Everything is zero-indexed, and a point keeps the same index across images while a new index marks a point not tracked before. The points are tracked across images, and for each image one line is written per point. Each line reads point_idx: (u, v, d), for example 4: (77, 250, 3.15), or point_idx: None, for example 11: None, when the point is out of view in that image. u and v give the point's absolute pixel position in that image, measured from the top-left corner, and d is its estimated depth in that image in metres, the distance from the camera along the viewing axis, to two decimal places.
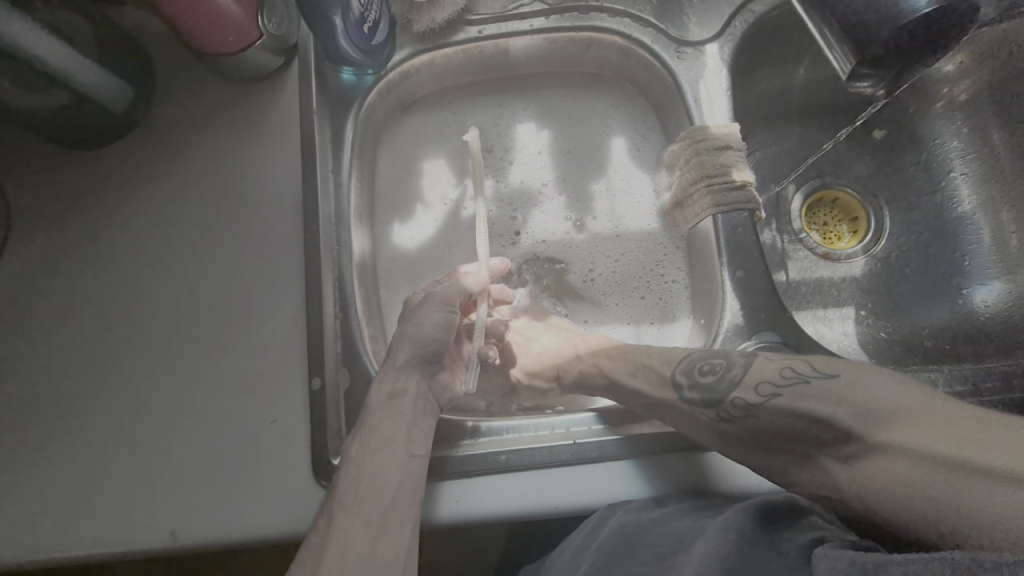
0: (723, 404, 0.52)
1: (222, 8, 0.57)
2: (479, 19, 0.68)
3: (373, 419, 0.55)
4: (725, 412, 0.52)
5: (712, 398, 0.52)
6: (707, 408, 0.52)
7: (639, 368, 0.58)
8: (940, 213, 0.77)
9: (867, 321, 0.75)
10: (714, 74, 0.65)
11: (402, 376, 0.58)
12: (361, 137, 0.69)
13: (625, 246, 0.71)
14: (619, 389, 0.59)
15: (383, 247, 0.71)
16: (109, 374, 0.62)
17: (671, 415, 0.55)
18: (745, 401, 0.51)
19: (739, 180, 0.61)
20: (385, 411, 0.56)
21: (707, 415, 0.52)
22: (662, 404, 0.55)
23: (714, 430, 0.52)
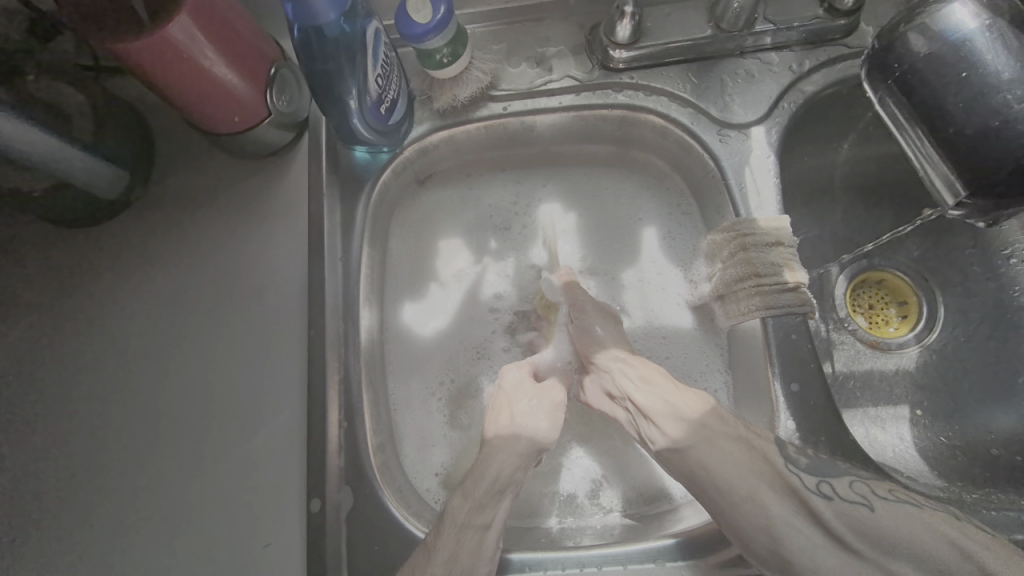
0: (834, 482, 0.46)
1: (227, 89, 0.53)
2: (504, 96, 0.64)
3: (483, 496, 0.50)
4: (839, 491, 0.46)
5: (822, 473, 0.47)
6: (811, 480, 0.47)
7: (706, 406, 0.52)
8: (999, 303, 0.66)
9: (923, 422, 0.66)
10: (760, 159, 0.60)
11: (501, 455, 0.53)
12: (373, 220, 0.64)
13: (658, 350, 0.64)
14: (667, 407, 0.52)
15: (393, 334, 0.65)
16: (84, 481, 0.55)
17: (724, 453, 0.47)
18: (864, 491, 0.46)
19: (791, 281, 0.56)
20: (495, 497, 0.51)
21: (801, 479, 0.46)
22: (716, 440, 0.48)
23: (788, 489, 0.46)
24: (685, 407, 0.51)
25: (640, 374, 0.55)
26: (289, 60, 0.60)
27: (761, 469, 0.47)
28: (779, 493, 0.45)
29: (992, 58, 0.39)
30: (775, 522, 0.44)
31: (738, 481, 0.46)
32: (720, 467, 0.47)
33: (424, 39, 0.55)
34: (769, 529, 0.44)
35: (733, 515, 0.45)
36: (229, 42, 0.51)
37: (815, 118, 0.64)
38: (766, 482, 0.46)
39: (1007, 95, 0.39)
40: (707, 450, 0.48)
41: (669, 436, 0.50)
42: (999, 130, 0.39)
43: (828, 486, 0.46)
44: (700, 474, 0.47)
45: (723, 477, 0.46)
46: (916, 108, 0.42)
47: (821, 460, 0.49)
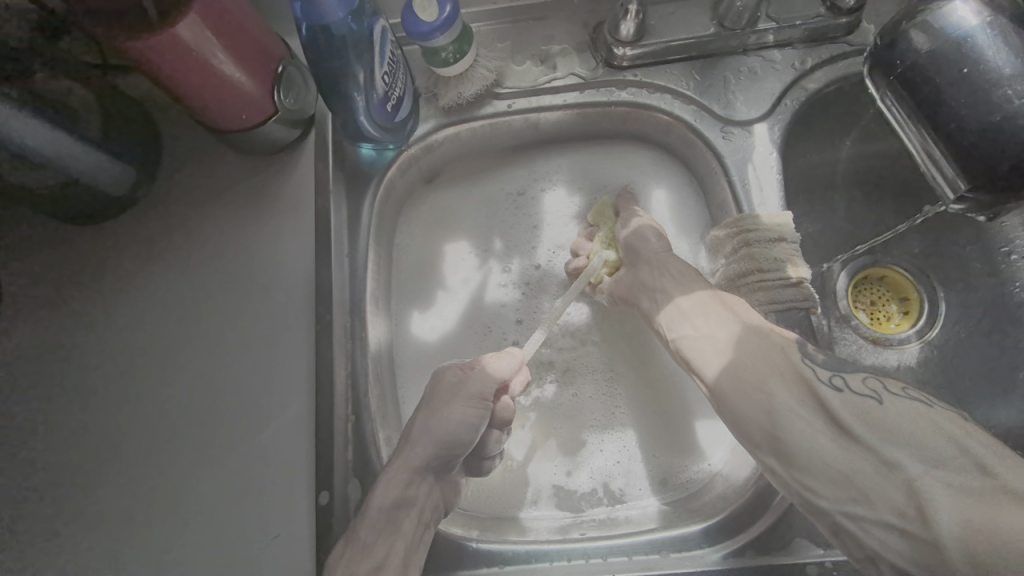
0: (847, 376, 0.47)
1: (234, 86, 0.53)
2: (509, 93, 0.64)
3: (368, 533, 0.50)
4: (851, 384, 0.46)
5: (837, 368, 0.48)
6: (825, 373, 0.47)
7: (739, 303, 0.54)
8: (999, 298, 0.67)
9: None
10: (763, 156, 0.61)
11: (402, 482, 0.52)
12: (380, 217, 0.65)
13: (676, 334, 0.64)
14: (698, 300, 0.55)
15: (398, 329, 0.66)
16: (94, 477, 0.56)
17: (744, 342, 0.50)
18: (877, 386, 0.46)
19: (794, 276, 0.57)
20: (385, 531, 0.50)
21: (815, 372, 0.47)
22: (742, 333, 0.50)
23: (800, 379, 0.47)
24: (716, 304, 0.54)
25: (676, 271, 0.59)
26: (296, 58, 0.61)
27: (778, 362, 0.48)
28: (790, 382, 0.46)
29: (992, 53, 0.40)
30: (777, 405, 0.45)
31: (755, 366, 0.48)
32: (737, 353, 0.49)
33: (431, 38, 0.56)
34: (771, 411, 0.45)
35: (738, 398, 0.48)
36: (236, 41, 0.52)
37: (816, 115, 0.65)
38: (782, 366, 0.47)
39: (1007, 90, 0.39)
40: (725, 337, 0.51)
41: (694, 325, 0.54)
42: (999, 127, 0.40)
43: (841, 380, 0.47)
44: (711, 356, 0.51)
45: (737, 360, 0.49)
46: (918, 105, 0.43)
47: (836, 359, 0.49)
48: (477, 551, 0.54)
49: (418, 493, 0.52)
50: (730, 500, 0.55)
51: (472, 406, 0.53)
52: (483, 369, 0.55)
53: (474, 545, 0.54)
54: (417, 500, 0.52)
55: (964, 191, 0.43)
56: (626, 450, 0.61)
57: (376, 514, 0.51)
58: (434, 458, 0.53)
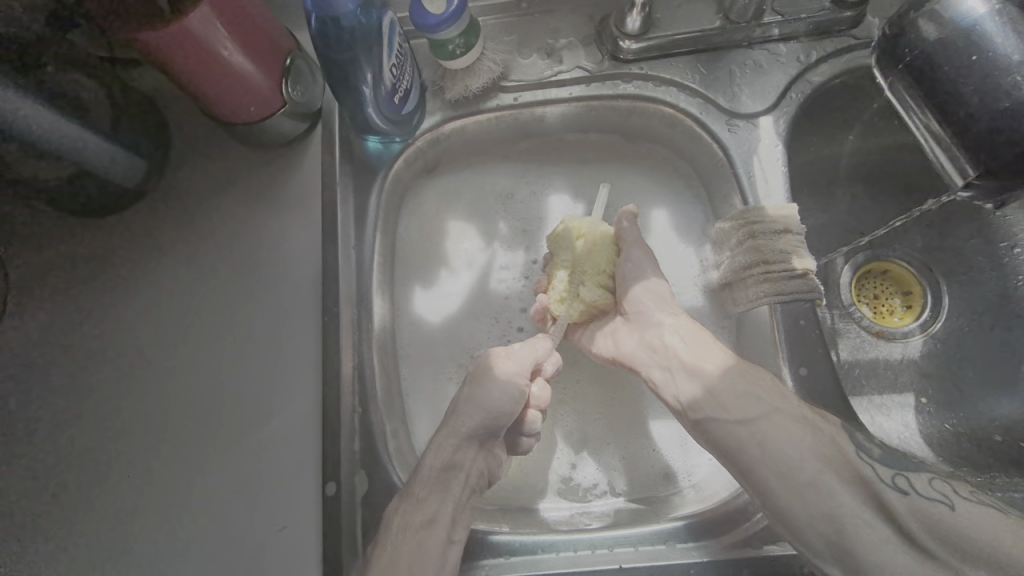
0: (908, 477, 0.46)
1: (243, 79, 0.53)
2: (515, 86, 0.64)
3: (421, 490, 0.52)
4: (915, 486, 0.45)
5: (896, 466, 0.47)
6: (885, 472, 0.47)
7: (773, 382, 0.52)
8: (1004, 291, 0.67)
9: (928, 409, 0.67)
10: (769, 149, 0.61)
11: (456, 446, 0.54)
12: (386, 209, 0.65)
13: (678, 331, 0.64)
14: (726, 376, 0.53)
15: (405, 322, 0.66)
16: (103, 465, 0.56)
17: (790, 434, 0.48)
18: (945, 488, 0.45)
19: (800, 268, 0.56)
20: (437, 488, 0.52)
21: (875, 471, 0.47)
22: (782, 419, 0.49)
23: (854, 475, 0.46)
24: (748, 382, 0.52)
25: (693, 338, 0.56)
26: (303, 50, 0.61)
27: (829, 456, 0.47)
28: (844, 478, 0.46)
29: (1002, 39, 0.40)
30: (839, 509, 0.44)
31: (804, 462, 0.46)
32: (783, 446, 0.47)
33: (438, 30, 0.56)
34: (832, 515, 0.44)
35: (790, 498, 0.46)
36: (244, 33, 0.52)
37: (821, 109, 0.65)
38: (837, 468, 0.46)
39: (1016, 77, 0.39)
40: (769, 428, 0.49)
41: (729, 410, 0.51)
42: (1009, 114, 0.40)
43: (903, 480, 0.46)
44: (756, 451, 0.48)
45: (788, 461, 0.47)
46: (927, 93, 0.43)
47: (898, 459, 0.49)
48: (484, 541, 0.54)
49: (466, 459, 0.54)
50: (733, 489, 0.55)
51: (514, 381, 0.55)
52: (523, 348, 0.58)
53: (480, 537, 0.54)
54: (465, 465, 0.54)
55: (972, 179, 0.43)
56: (613, 447, 0.61)
57: (428, 477, 0.52)
58: (482, 427, 0.54)
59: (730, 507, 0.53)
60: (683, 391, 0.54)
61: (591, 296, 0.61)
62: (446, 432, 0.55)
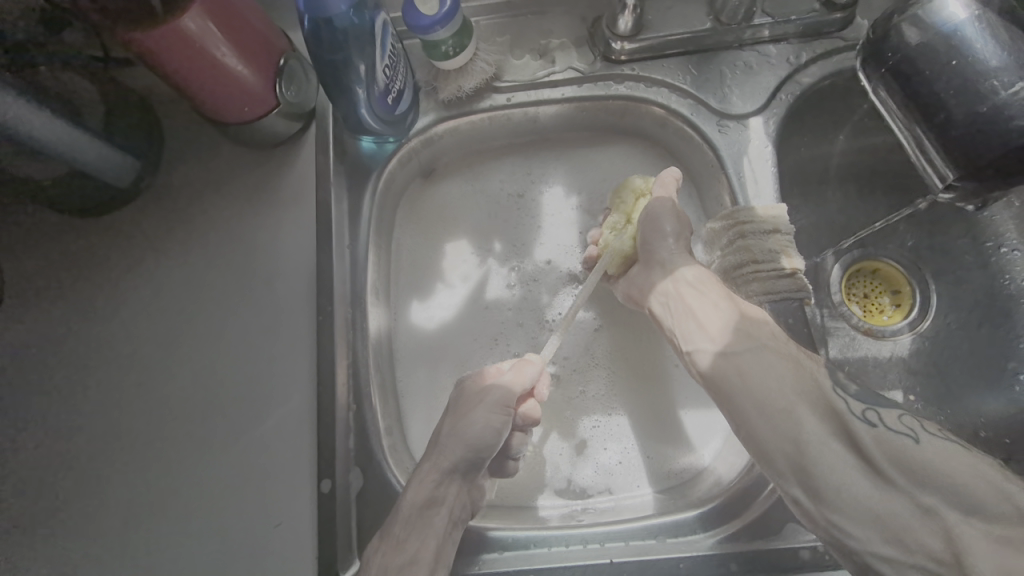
0: (881, 413, 0.45)
1: (238, 81, 0.54)
2: (508, 86, 0.65)
3: (401, 530, 0.51)
4: (886, 420, 0.44)
5: (869, 403, 0.46)
6: (858, 408, 0.46)
7: (765, 321, 0.51)
8: (990, 290, 0.68)
9: (916, 406, 0.67)
10: (758, 149, 0.62)
11: (439, 481, 0.54)
12: (380, 209, 0.65)
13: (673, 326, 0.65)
14: (723, 313, 0.52)
15: (399, 321, 0.67)
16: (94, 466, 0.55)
17: (772, 364, 0.47)
18: (913, 425, 0.44)
19: (789, 268, 0.58)
20: (416, 526, 0.51)
21: (847, 404, 0.45)
22: (764, 353, 0.48)
23: (831, 413, 0.45)
24: (740, 319, 0.51)
25: (696, 280, 0.56)
26: (297, 51, 0.61)
27: (807, 391, 0.46)
28: (818, 413, 0.45)
29: (981, 45, 0.41)
30: (805, 435, 0.43)
31: (783, 391, 0.46)
32: (760, 376, 0.47)
33: (431, 31, 0.57)
34: (799, 439, 0.43)
35: (762, 422, 0.45)
36: (239, 35, 0.52)
37: (811, 110, 0.66)
38: (815, 400, 0.45)
39: (994, 81, 0.40)
40: (750, 360, 0.48)
41: (718, 342, 0.50)
42: (987, 117, 0.41)
43: (874, 414, 0.45)
44: (735, 379, 0.48)
45: (766, 388, 0.46)
46: (909, 96, 0.44)
47: (867, 392, 0.48)
48: (477, 537, 0.55)
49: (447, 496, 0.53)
50: (725, 488, 0.56)
51: (496, 413, 0.55)
52: (511, 376, 0.57)
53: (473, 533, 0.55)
54: (447, 499, 0.53)
55: (954, 180, 0.44)
56: (626, 443, 0.62)
57: (407, 513, 0.52)
58: (463, 459, 0.55)
59: (721, 501, 0.54)
60: (682, 329, 0.54)
61: (623, 244, 0.62)
62: (430, 467, 0.54)
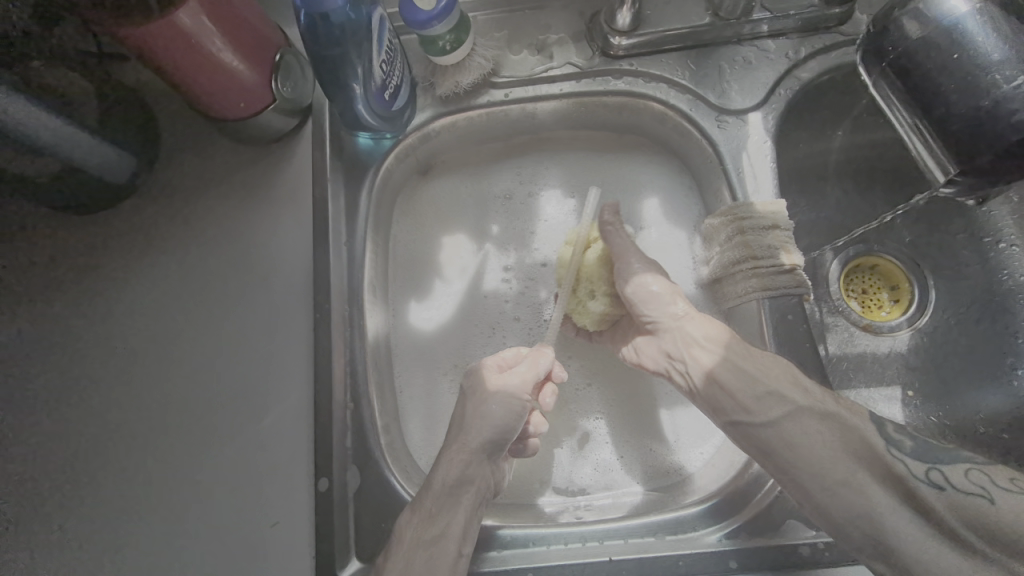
0: (945, 470, 0.44)
1: (233, 76, 0.53)
2: (506, 82, 0.65)
3: (431, 502, 0.51)
4: (953, 480, 0.43)
5: (928, 458, 0.45)
6: (918, 466, 0.44)
7: (791, 373, 0.51)
8: (988, 286, 0.68)
9: (915, 402, 0.67)
10: (757, 145, 0.61)
11: (471, 461, 0.53)
12: (377, 206, 0.65)
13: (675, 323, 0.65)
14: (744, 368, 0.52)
15: (396, 318, 0.66)
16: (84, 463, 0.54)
17: (819, 432, 0.47)
18: (982, 480, 0.43)
19: (788, 263, 0.57)
20: (446, 503, 0.51)
21: (907, 465, 0.44)
22: (805, 417, 0.48)
23: (887, 472, 0.44)
24: (770, 378, 0.51)
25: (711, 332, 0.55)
26: (293, 46, 0.61)
27: (857, 449, 0.46)
28: (876, 474, 0.44)
29: (982, 39, 0.40)
30: (875, 506, 0.43)
31: (837, 460, 0.45)
32: (808, 446, 0.46)
33: (428, 26, 0.56)
34: (869, 512, 0.43)
35: (830, 497, 0.44)
36: (233, 29, 0.52)
37: (810, 105, 0.66)
38: (868, 464, 0.45)
39: (995, 75, 0.40)
40: (794, 428, 0.48)
41: (752, 412, 0.50)
42: (988, 111, 0.40)
43: (939, 474, 0.44)
44: (785, 453, 0.47)
45: (819, 462, 0.45)
46: (910, 91, 0.43)
47: (926, 442, 0.47)
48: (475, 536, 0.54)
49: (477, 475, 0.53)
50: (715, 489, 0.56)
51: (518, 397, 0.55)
52: (527, 364, 0.57)
53: None
54: (476, 478, 0.53)
55: (955, 175, 0.44)
56: (614, 446, 0.61)
57: (439, 490, 0.52)
58: (490, 440, 0.54)
59: (723, 497, 0.54)
60: (712, 398, 0.53)
61: (599, 308, 0.61)
62: (459, 447, 0.54)
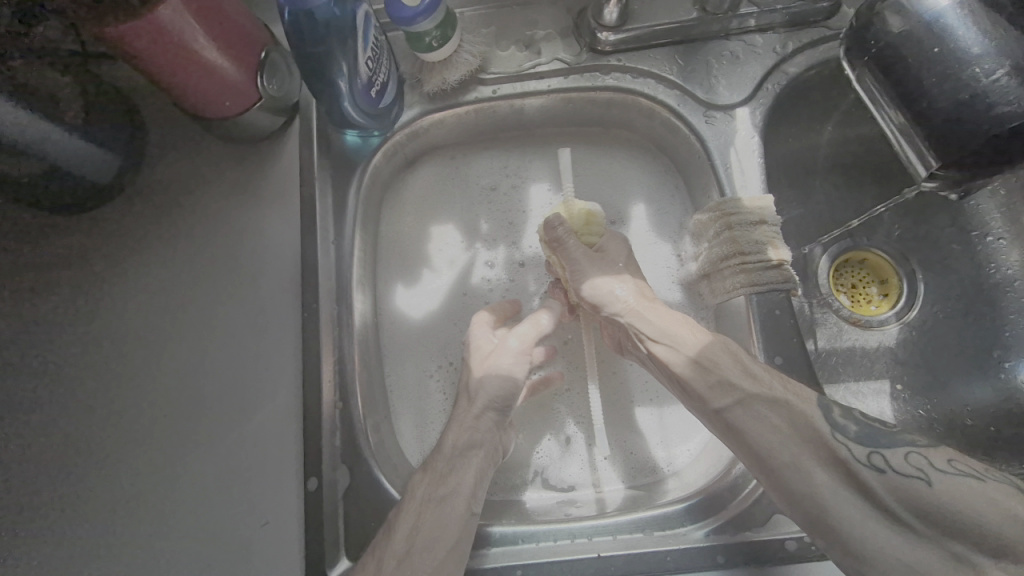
0: (886, 453, 0.45)
1: (218, 74, 0.53)
2: (493, 79, 0.64)
3: (442, 464, 0.54)
4: (893, 464, 0.44)
5: (872, 444, 0.46)
6: (861, 450, 0.45)
7: (735, 358, 0.52)
8: (977, 279, 0.68)
9: (903, 396, 0.67)
10: (745, 140, 0.61)
11: (476, 429, 0.55)
12: (366, 204, 0.65)
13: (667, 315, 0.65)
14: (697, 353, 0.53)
15: (386, 316, 0.66)
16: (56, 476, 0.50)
17: (766, 419, 0.48)
18: (922, 463, 0.44)
19: (775, 259, 0.57)
20: (456, 464, 0.53)
21: (849, 450, 0.45)
22: (754, 405, 0.49)
23: (834, 459, 0.45)
24: (717, 368, 0.51)
25: (660, 315, 0.56)
26: (279, 43, 0.61)
27: (807, 435, 0.47)
28: (823, 459, 0.46)
29: (963, 33, 0.40)
30: (818, 490, 0.44)
31: (782, 445, 0.46)
32: (758, 431, 0.48)
33: (414, 22, 0.56)
34: (813, 495, 0.44)
35: (776, 480, 0.46)
36: (217, 26, 0.52)
37: (798, 100, 0.66)
38: (812, 449, 0.46)
39: (975, 69, 0.40)
40: (744, 417, 0.49)
41: (706, 402, 0.51)
42: (968, 105, 0.41)
43: (880, 458, 0.45)
44: (738, 440, 0.49)
45: (766, 447, 0.47)
46: (893, 85, 0.43)
47: (869, 428, 0.48)
48: None
49: (483, 436, 0.55)
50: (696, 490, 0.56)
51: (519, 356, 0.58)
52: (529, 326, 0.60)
53: None
54: (483, 445, 0.55)
55: (938, 169, 0.44)
56: (597, 450, 0.61)
57: (450, 453, 0.54)
58: (491, 403, 0.56)
59: (714, 490, 0.55)
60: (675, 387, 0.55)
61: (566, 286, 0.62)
62: (466, 416, 0.56)
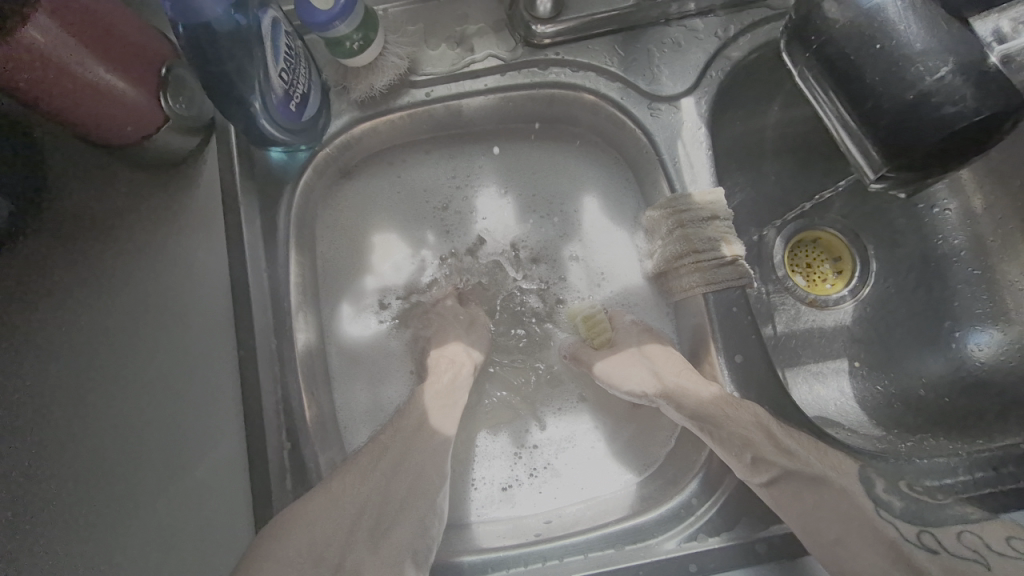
0: (937, 532, 0.46)
1: (111, 96, 0.47)
2: (425, 81, 0.60)
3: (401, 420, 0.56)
4: (946, 543, 0.45)
5: (918, 521, 0.47)
6: (910, 528, 0.46)
7: (755, 420, 0.51)
8: (924, 251, 0.68)
9: (861, 372, 0.68)
10: (692, 132, 0.59)
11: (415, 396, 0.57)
12: (297, 227, 0.63)
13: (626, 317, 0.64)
14: (720, 411, 0.52)
15: (334, 339, 0.64)
16: None
17: (804, 510, 0.48)
18: (979, 545, 0.44)
19: (729, 254, 0.56)
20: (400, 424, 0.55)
21: (898, 531, 0.46)
22: (796, 480, 0.48)
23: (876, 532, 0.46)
24: (751, 443, 0.50)
25: (679, 374, 0.56)
26: (182, 57, 0.55)
27: (845, 509, 0.47)
28: (864, 537, 0.46)
29: (904, 29, 0.39)
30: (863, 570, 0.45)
31: (826, 524, 0.47)
32: (812, 516, 0.47)
33: (330, 27, 0.52)
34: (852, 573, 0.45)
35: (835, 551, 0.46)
36: (103, 43, 0.46)
37: (742, 85, 0.63)
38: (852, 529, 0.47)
39: (920, 66, 0.39)
40: (789, 498, 0.48)
41: (750, 476, 0.50)
42: (916, 105, 0.39)
43: (931, 537, 0.46)
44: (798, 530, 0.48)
45: (812, 523, 0.47)
46: (839, 83, 0.42)
47: (918, 502, 0.49)
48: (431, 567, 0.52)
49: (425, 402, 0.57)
50: (659, 500, 0.56)
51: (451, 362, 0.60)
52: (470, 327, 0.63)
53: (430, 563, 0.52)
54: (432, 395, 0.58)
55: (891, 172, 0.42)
56: (562, 469, 0.61)
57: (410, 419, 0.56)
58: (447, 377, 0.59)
59: (687, 494, 0.54)
60: (706, 437, 0.52)
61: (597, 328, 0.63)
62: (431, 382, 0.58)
